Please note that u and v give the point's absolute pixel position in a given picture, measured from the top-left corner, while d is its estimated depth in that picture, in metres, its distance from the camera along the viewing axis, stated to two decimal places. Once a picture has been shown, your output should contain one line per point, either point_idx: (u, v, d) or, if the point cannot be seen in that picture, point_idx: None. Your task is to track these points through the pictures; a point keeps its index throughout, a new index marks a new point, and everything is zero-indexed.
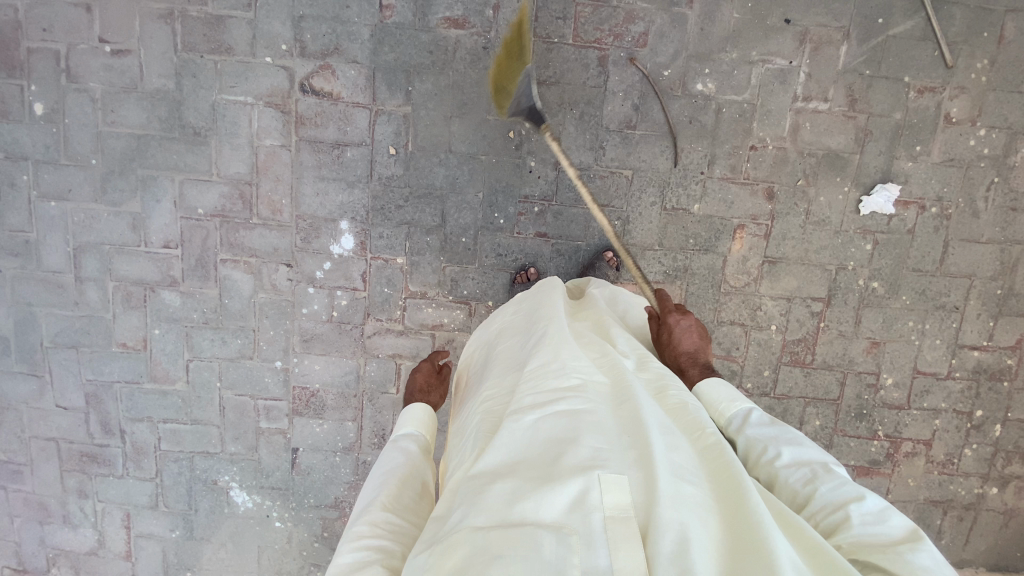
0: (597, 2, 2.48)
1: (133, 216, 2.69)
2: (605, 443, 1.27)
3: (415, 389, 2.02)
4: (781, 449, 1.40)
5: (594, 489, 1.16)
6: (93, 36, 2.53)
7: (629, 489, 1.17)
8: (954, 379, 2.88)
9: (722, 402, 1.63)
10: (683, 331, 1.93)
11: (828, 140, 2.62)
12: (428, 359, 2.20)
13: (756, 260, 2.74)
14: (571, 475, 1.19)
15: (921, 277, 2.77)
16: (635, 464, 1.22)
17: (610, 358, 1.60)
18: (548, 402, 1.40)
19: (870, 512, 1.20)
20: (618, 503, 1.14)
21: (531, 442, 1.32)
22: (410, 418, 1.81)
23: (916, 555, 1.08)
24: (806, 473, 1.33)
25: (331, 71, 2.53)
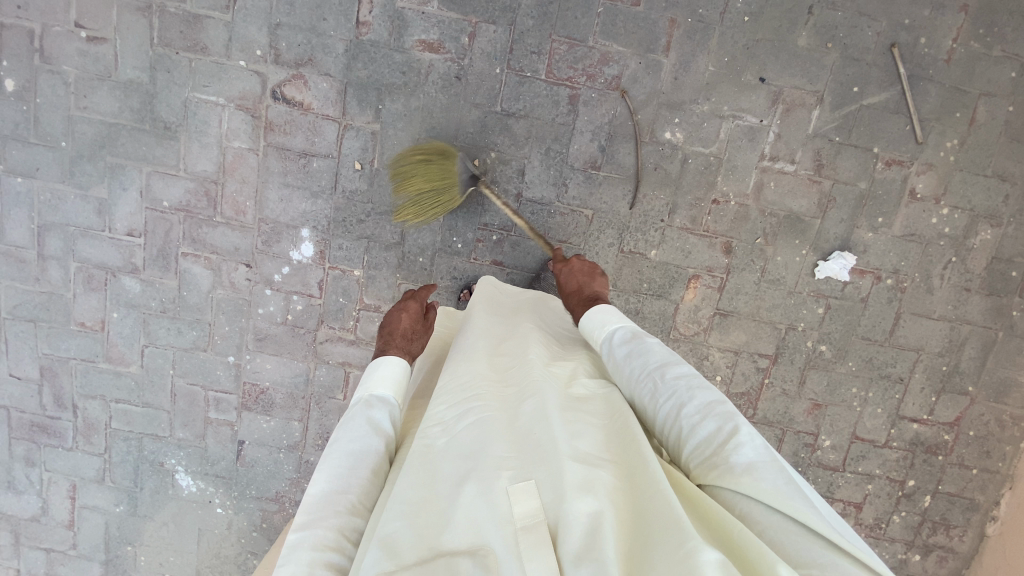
0: (573, 41, 2.48)
1: (99, 201, 2.73)
2: (509, 450, 1.33)
3: (395, 331, 1.91)
4: (635, 364, 1.60)
5: (499, 498, 1.22)
6: (70, 21, 2.55)
7: (536, 492, 1.22)
8: (891, 447, 2.92)
9: (596, 329, 1.80)
10: (567, 277, 2.18)
11: (791, 202, 2.63)
12: (416, 301, 2.07)
13: (707, 311, 2.78)
14: (478, 488, 1.26)
15: (868, 346, 2.80)
16: (536, 464, 1.28)
17: (519, 357, 1.66)
18: (457, 417, 1.46)
19: (701, 413, 1.43)
20: (528, 509, 1.19)
21: (443, 460, 1.38)
22: (381, 378, 1.67)
23: (741, 453, 1.32)
24: (651, 386, 1.54)
25: (304, 81, 2.55)
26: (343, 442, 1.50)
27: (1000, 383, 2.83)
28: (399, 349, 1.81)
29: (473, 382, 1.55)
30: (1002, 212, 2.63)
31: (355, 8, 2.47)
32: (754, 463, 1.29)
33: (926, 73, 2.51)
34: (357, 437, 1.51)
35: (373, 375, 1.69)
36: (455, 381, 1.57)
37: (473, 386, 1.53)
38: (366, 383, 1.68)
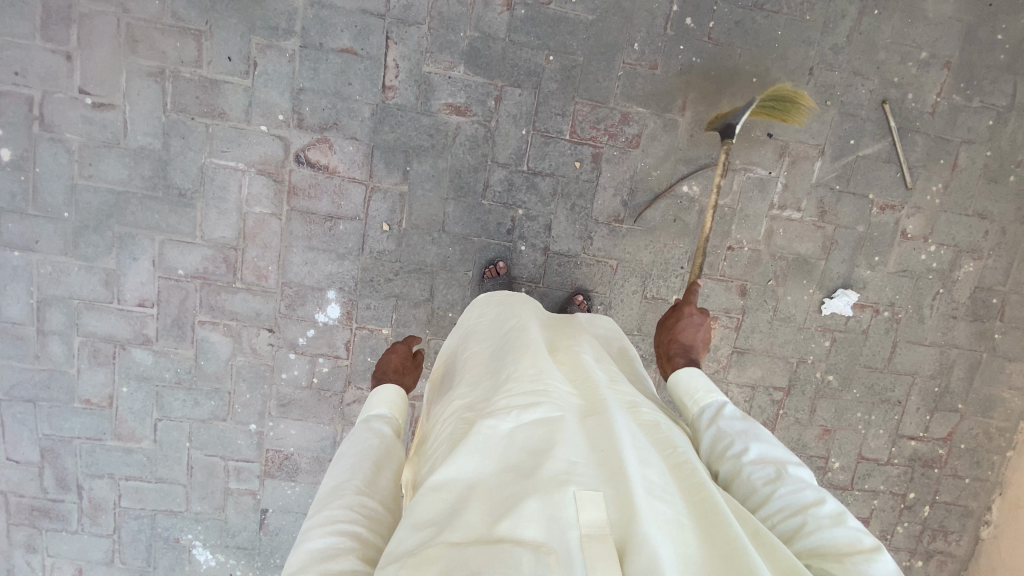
0: (595, 102, 2.58)
1: (107, 272, 2.59)
2: (582, 455, 1.20)
3: (387, 370, 1.86)
4: (749, 446, 1.49)
5: (566, 501, 1.08)
6: (72, 86, 2.41)
7: (605, 504, 1.09)
8: (893, 464, 3.15)
9: (699, 393, 1.72)
10: (693, 327, 2.00)
11: (798, 246, 2.82)
12: (404, 342, 2.01)
13: (725, 350, 2.93)
14: (545, 485, 1.11)
15: (870, 373, 3.03)
16: (607, 479, 1.15)
17: (583, 369, 1.53)
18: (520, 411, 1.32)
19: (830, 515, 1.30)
20: (597, 518, 1.06)
21: (506, 453, 1.22)
22: (383, 399, 1.66)
23: (871, 564, 1.17)
24: (769, 473, 1.42)
25: (329, 145, 2.53)
26: (346, 445, 1.47)
27: (985, 399, 3.11)
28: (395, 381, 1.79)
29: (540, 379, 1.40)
30: (981, 246, 2.92)
31: (381, 73, 2.48)
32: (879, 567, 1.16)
33: (912, 125, 2.77)
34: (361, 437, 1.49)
35: (372, 399, 1.68)
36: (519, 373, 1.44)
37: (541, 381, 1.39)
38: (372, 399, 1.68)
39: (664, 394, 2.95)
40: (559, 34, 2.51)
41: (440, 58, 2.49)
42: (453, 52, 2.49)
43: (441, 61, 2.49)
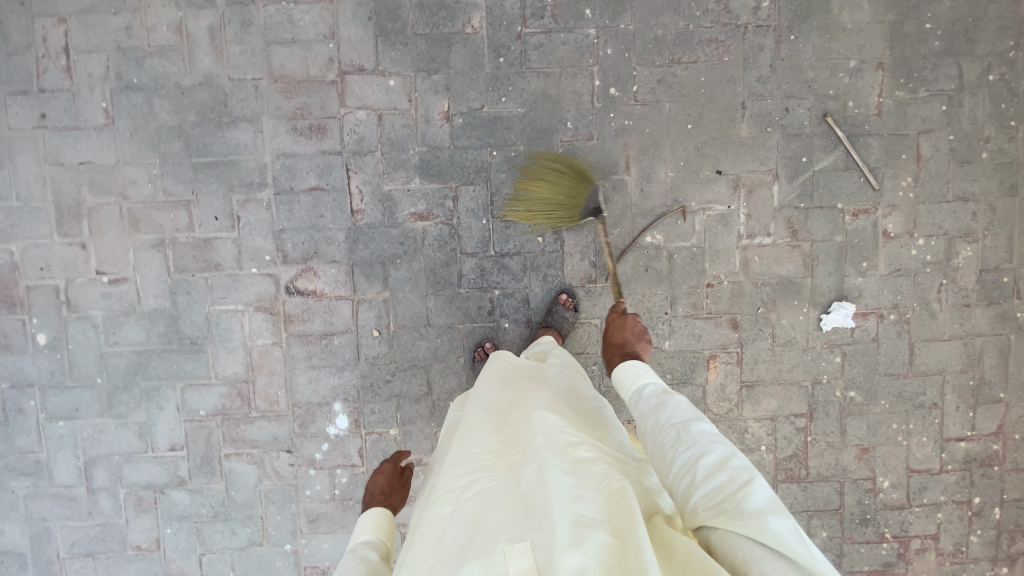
0: (544, 180, 2.75)
1: (139, 425, 2.85)
2: (512, 511, 1.35)
3: (374, 493, 1.88)
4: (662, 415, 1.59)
5: (498, 560, 1.23)
6: (91, 269, 2.77)
7: (530, 549, 1.23)
8: (948, 472, 2.93)
9: (630, 380, 1.81)
10: (615, 323, 2.12)
11: (778, 269, 2.81)
12: (391, 460, 2.02)
13: (733, 386, 2.87)
14: (480, 551, 1.27)
15: (894, 380, 2.88)
16: (533, 523, 1.29)
17: (520, 415, 1.70)
18: (464, 486, 1.49)
19: (713, 464, 1.40)
20: (524, 566, 1.20)
21: (453, 529, 1.39)
22: (367, 524, 1.73)
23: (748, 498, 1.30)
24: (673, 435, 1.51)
25: (313, 272, 2.77)
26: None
27: None
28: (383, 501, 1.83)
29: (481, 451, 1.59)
30: (973, 229, 2.83)
31: (347, 200, 2.73)
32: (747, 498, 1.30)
33: (862, 130, 2.79)
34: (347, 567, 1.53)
35: (356, 529, 1.74)
36: (464, 452, 1.62)
37: (478, 454, 1.58)
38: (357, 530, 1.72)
39: None
40: (498, 129, 2.72)
41: (396, 176, 2.73)
42: (406, 167, 2.73)
43: (398, 177, 2.73)
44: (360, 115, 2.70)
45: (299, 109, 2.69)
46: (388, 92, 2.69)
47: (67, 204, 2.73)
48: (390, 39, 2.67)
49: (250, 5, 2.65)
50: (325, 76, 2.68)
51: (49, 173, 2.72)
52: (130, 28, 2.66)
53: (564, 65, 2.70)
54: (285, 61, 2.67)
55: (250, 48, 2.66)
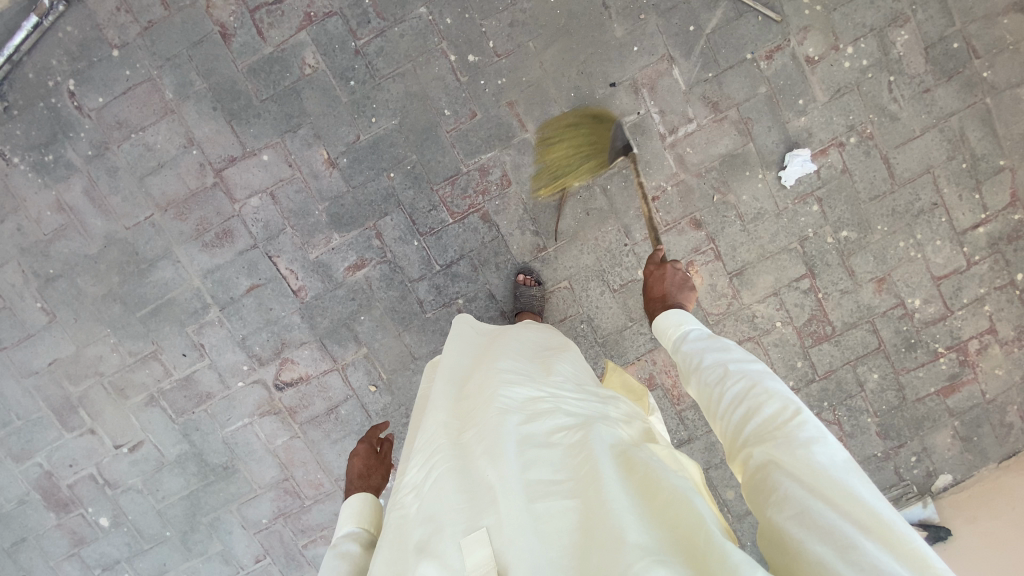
0: (451, 178, 2.66)
1: (220, 554, 3.02)
2: (467, 495, 1.27)
3: (352, 477, 1.85)
4: (705, 356, 1.46)
5: (454, 555, 1.16)
6: (109, 447, 2.91)
7: (487, 537, 1.15)
8: (978, 263, 2.73)
9: (671, 325, 1.64)
10: (654, 278, 1.88)
11: (715, 149, 2.64)
12: (367, 437, 1.98)
13: (723, 280, 2.76)
14: (436, 547, 1.19)
15: (883, 200, 2.68)
16: (487, 505, 1.21)
17: (476, 389, 1.60)
18: (424, 479, 1.41)
19: (768, 393, 1.28)
20: (479, 558, 1.13)
21: (412, 526, 1.31)
22: (352, 513, 1.69)
23: (799, 428, 1.18)
24: (719, 373, 1.40)
25: (291, 361, 2.82)
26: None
27: None
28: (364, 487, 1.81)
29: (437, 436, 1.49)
30: (899, 10, 2.55)
31: (285, 284, 2.74)
32: (814, 440, 1.14)
33: None
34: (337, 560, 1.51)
35: (342, 514, 1.70)
36: (424, 442, 1.53)
37: (437, 439, 1.49)
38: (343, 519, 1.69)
39: None
40: (384, 151, 2.62)
41: (316, 241, 2.70)
42: (321, 228, 2.69)
43: (318, 242, 2.70)
44: (255, 203, 2.67)
45: (200, 225, 2.69)
46: (268, 168, 2.64)
47: (58, 402, 2.86)
48: (242, 118, 2.59)
49: (107, 153, 2.63)
50: (205, 183, 2.65)
51: (29, 384, 2.84)
52: (20, 227, 2.69)
53: (413, 58, 2.55)
54: (164, 187, 2.66)
55: (129, 192, 2.66)
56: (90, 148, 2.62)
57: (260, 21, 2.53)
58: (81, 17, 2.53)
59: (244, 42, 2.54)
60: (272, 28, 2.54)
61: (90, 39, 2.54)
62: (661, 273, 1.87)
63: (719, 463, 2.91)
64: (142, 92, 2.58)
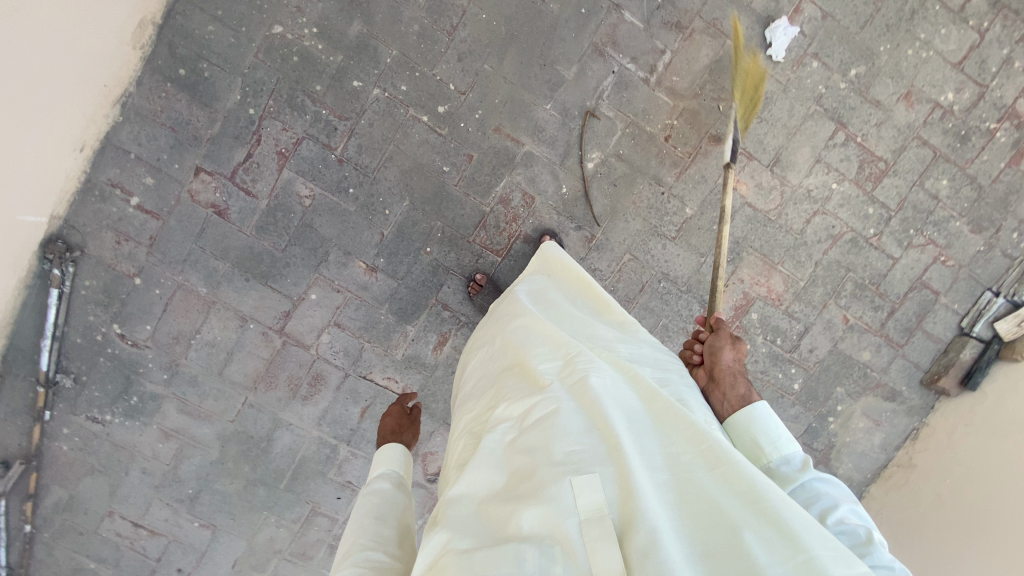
0: (480, 221, 2.67)
1: None
2: (580, 440, 1.21)
3: (384, 433, 1.87)
4: (831, 504, 1.26)
5: (564, 492, 1.11)
6: None
7: (603, 487, 1.11)
8: (989, 29, 2.68)
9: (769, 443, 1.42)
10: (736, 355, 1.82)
11: (698, 64, 2.63)
12: (397, 404, 2.01)
13: (765, 175, 2.77)
14: (547, 481, 1.14)
15: (874, 22, 2.64)
16: (607, 458, 1.16)
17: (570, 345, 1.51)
18: (526, 411, 1.34)
19: None
20: (595, 501, 1.09)
21: (512, 455, 1.26)
22: (388, 458, 1.68)
23: None
24: (850, 538, 1.21)
25: (430, 452, 2.91)
26: (360, 507, 1.48)
27: None
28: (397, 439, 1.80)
29: (540, 376, 1.41)
30: None
31: (391, 392, 2.82)
32: None
33: None
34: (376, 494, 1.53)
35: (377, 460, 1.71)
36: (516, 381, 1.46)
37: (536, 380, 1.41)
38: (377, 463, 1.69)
39: (775, 251, 2.86)
40: (411, 233, 2.65)
41: (396, 341, 2.76)
42: (394, 328, 2.75)
43: (398, 341, 2.76)
44: (327, 338, 2.73)
45: (292, 383, 2.77)
46: (322, 303, 2.69)
47: None
48: (276, 274, 2.64)
49: (182, 367, 2.70)
50: (276, 346, 2.72)
51: None
52: (145, 469, 2.78)
53: (391, 138, 2.54)
54: (245, 369, 2.73)
55: (217, 389, 2.74)
56: (164, 371, 2.70)
57: (242, 182, 2.53)
58: (91, 267, 2.53)
59: (239, 209, 2.56)
60: (256, 183, 2.54)
61: (110, 281, 2.56)
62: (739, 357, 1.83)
63: (842, 333, 2.99)
64: (181, 300, 2.63)
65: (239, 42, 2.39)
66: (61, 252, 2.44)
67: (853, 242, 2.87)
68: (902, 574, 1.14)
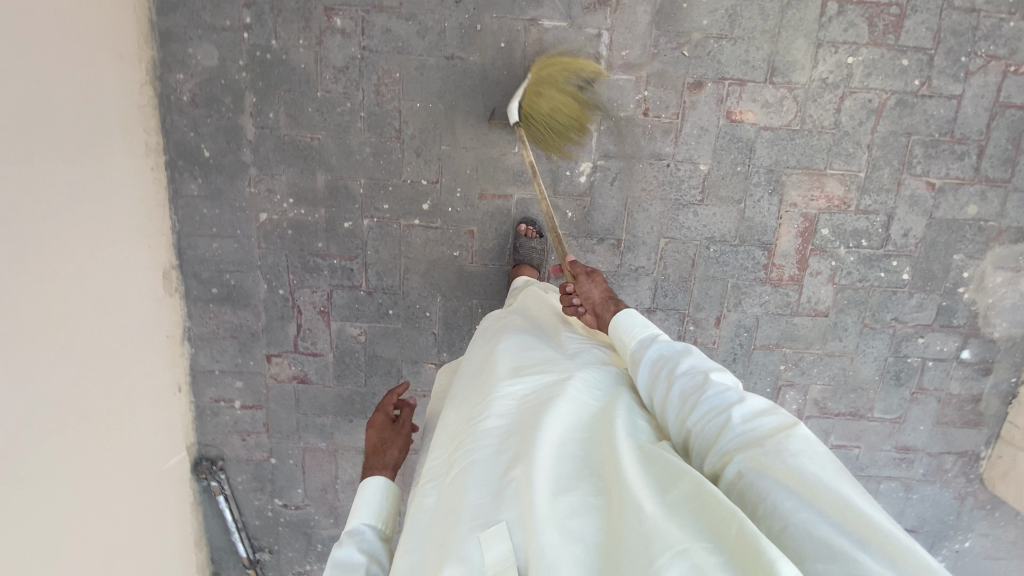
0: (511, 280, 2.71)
1: None
2: (490, 489, 1.22)
3: (367, 450, 1.73)
4: (677, 364, 1.41)
5: (474, 550, 1.11)
6: None
7: (507, 531, 1.11)
8: None
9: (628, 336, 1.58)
10: (597, 283, 1.85)
11: (641, 25, 2.43)
12: (382, 407, 1.84)
13: (767, 91, 2.51)
14: (459, 542, 1.14)
15: None
16: (511, 499, 1.16)
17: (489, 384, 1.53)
18: (445, 472, 1.38)
19: (749, 410, 1.24)
20: (501, 551, 1.08)
21: (436, 520, 1.27)
22: (370, 505, 1.53)
23: (793, 447, 1.12)
24: (692, 386, 1.34)
25: None
26: None
27: None
28: (378, 468, 1.66)
29: (459, 431, 1.45)
30: None
31: None
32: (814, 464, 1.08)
33: None
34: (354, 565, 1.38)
35: (360, 498, 1.55)
36: (443, 439, 1.50)
37: (457, 434, 1.45)
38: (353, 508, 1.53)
39: (815, 158, 2.58)
40: (457, 320, 2.76)
41: None
42: None
43: None
44: None
45: None
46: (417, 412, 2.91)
47: None
48: (370, 405, 2.90)
49: (340, 508, 3.09)
50: None
51: None
52: None
53: (400, 252, 2.65)
54: None
55: None
56: (329, 517, 3.10)
57: (306, 349, 2.80)
58: (235, 465, 2.98)
59: (316, 370, 2.84)
60: (317, 344, 2.79)
61: (254, 469, 2.99)
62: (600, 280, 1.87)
63: (934, 200, 2.63)
64: (311, 459, 2.99)
65: (242, 243, 2.62)
66: (209, 467, 2.91)
67: (902, 102, 2.53)
68: (734, 395, 1.28)
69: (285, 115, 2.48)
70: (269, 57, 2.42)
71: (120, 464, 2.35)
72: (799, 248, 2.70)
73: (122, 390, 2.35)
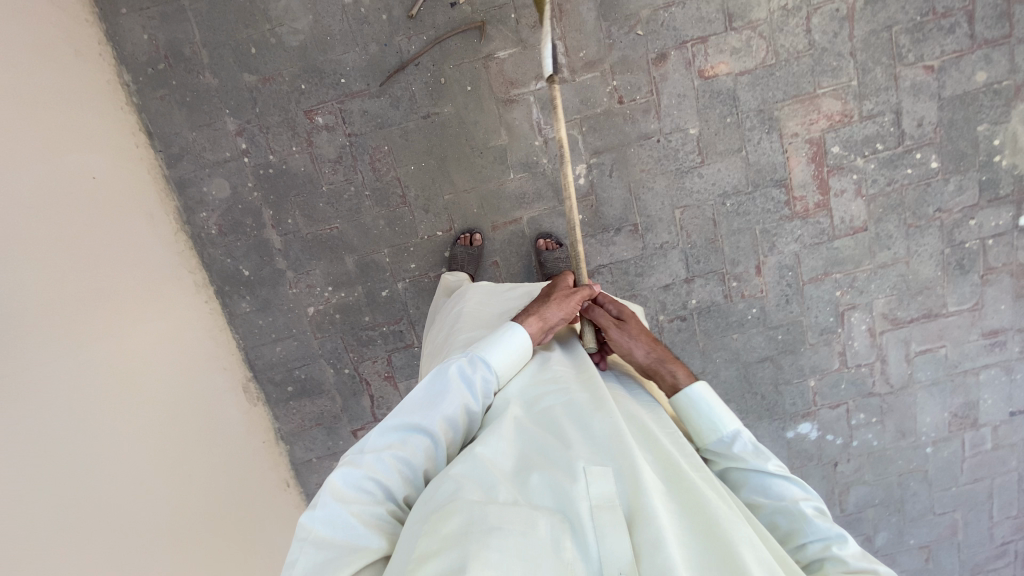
0: None
1: None
2: (594, 438, 1.37)
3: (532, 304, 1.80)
4: (769, 488, 1.45)
5: (580, 473, 1.26)
6: None
7: (614, 476, 1.26)
8: None
9: (707, 431, 1.56)
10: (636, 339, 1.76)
11: (590, 22, 2.50)
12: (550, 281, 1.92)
13: (732, 38, 2.51)
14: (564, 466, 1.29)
15: None
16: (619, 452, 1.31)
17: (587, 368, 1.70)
18: (541, 409, 1.51)
19: (839, 547, 1.33)
20: (606, 489, 1.23)
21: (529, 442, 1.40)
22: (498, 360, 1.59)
23: None
24: (784, 513, 1.42)
25: None
26: (436, 424, 1.42)
27: None
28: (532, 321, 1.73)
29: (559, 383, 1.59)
30: None
31: None
32: None
33: None
34: (458, 401, 1.48)
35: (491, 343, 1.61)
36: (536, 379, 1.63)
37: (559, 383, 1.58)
38: (488, 340, 1.62)
39: (801, 83, 2.56)
40: None
41: None
42: None
43: None
44: None
45: None
46: None
47: None
48: None
49: None
50: None
51: None
52: None
53: None
54: None
55: None
56: None
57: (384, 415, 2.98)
58: None
59: None
60: (392, 407, 2.97)
61: None
62: (641, 333, 1.77)
63: (938, 80, 2.55)
64: None
65: (300, 339, 2.84)
66: None
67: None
68: (828, 531, 1.35)
69: (301, 216, 2.69)
70: (272, 171, 2.64)
71: (239, 566, 2.44)
72: (814, 173, 2.66)
73: (231, 499, 2.53)
